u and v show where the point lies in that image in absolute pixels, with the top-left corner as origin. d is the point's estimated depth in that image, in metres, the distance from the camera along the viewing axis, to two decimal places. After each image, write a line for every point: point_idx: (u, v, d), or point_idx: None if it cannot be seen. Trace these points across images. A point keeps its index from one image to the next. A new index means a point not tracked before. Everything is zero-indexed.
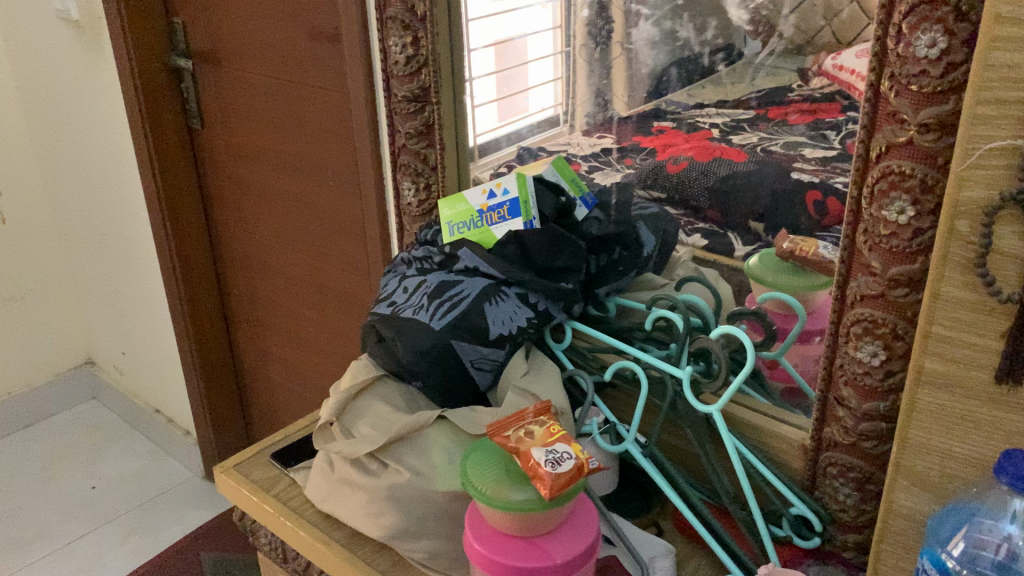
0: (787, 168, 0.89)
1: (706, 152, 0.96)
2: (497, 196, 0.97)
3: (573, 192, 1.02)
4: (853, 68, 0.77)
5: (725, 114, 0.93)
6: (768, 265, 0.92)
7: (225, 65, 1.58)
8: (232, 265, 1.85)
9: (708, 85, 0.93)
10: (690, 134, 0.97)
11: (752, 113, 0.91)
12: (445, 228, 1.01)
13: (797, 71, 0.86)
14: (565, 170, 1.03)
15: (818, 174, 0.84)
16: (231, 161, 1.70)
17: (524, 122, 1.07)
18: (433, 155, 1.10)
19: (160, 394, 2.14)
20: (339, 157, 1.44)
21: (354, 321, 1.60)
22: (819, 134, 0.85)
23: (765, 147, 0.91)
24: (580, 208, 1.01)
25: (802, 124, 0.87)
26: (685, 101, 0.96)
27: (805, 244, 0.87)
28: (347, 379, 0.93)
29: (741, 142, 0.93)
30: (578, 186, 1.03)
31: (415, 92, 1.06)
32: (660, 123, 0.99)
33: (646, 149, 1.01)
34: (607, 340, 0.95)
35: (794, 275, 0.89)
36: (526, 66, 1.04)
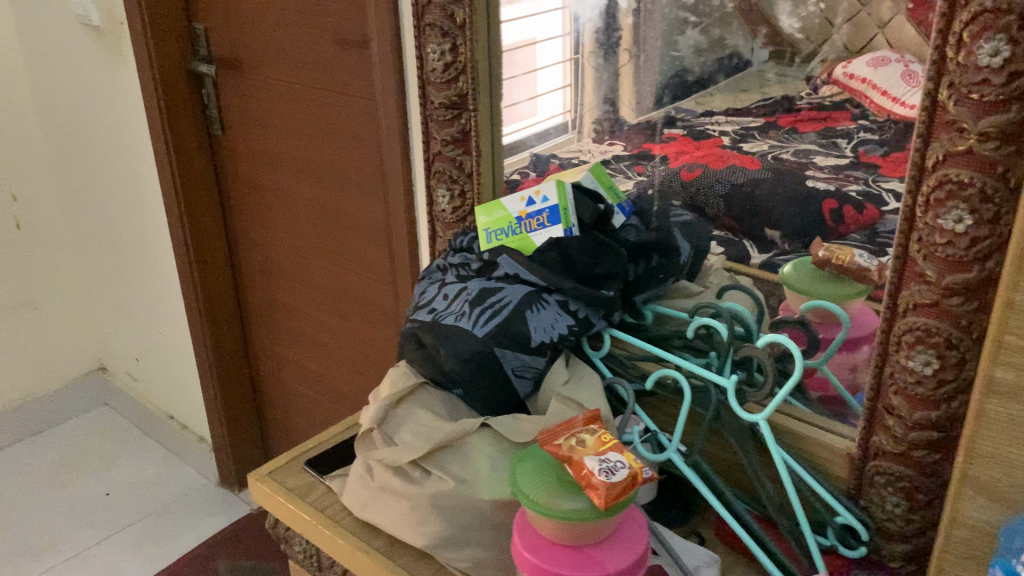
0: (800, 176, 0.89)
1: (720, 160, 0.96)
2: (536, 203, 0.97)
3: (611, 199, 1.01)
4: (866, 77, 0.81)
5: (735, 122, 0.93)
6: (805, 273, 0.90)
7: (248, 71, 1.58)
8: (250, 272, 1.84)
9: (716, 93, 0.93)
10: (700, 141, 0.97)
11: (762, 120, 0.91)
12: (481, 234, 1.00)
13: (804, 80, 0.87)
14: (601, 177, 1.02)
15: (838, 183, 0.86)
16: (252, 167, 1.70)
17: (533, 129, 1.06)
18: (468, 163, 1.09)
19: (174, 401, 2.13)
20: (365, 163, 1.44)
21: (376, 328, 1.60)
22: (829, 142, 0.87)
23: (776, 155, 0.91)
24: (618, 216, 1.01)
25: (812, 132, 0.88)
26: (694, 108, 0.96)
27: (840, 253, 0.87)
28: (386, 386, 0.92)
29: (752, 150, 0.93)
30: (615, 193, 1.02)
31: (452, 99, 1.06)
32: (670, 130, 0.99)
33: (657, 156, 1.01)
34: (648, 348, 0.95)
35: (831, 283, 0.88)
36: (534, 74, 1.04)
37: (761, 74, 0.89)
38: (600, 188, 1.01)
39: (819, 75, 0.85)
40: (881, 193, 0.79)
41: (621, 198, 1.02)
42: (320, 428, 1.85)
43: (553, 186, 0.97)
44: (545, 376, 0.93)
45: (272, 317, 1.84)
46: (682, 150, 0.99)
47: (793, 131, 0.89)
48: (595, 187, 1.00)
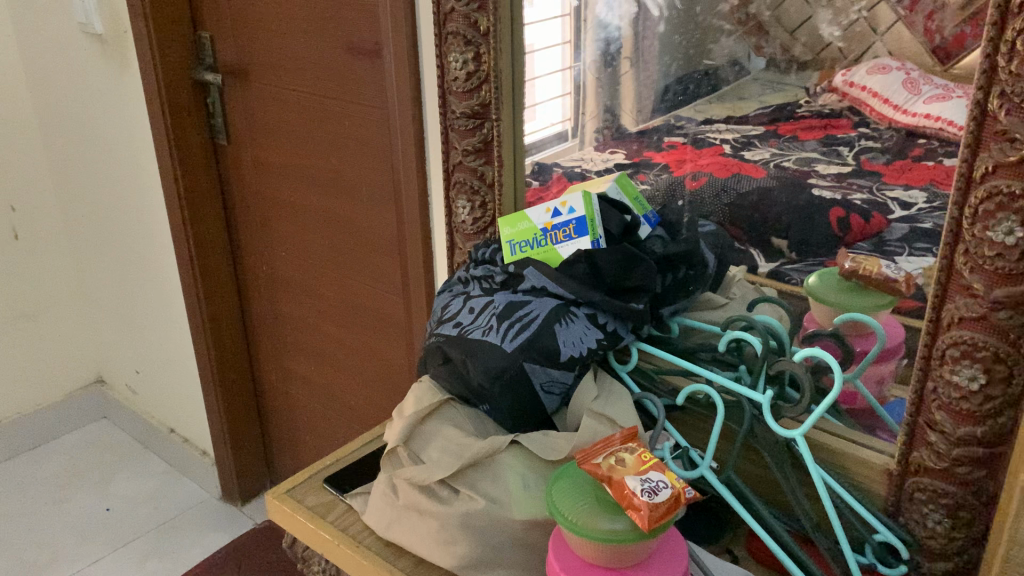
0: (805, 186, 0.91)
1: (724, 169, 0.97)
2: (563, 214, 0.95)
3: (637, 210, 0.99)
4: (867, 85, 0.83)
5: (735, 130, 0.95)
6: (830, 284, 0.90)
7: (255, 80, 1.56)
8: (255, 283, 1.82)
9: (715, 101, 0.94)
10: (701, 150, 0.98)
11: (763, 129, 0.92)
12: (505, 245, 0.98)
13: (803, 88, 0.88)
14: (627, 188, 1.00)
15: (840, 191, 0.88)
16: (258, 177, 1.67)
17: (539, 135, 1.05)
18: (490, 173, 1.08)
19: (176, 414, 2.10)
20: (376, 173, 1.42)
21: (386, 340, 1.57)
22: (831, 149, 0.88)
23: (778, 163, 0.92)
24: (643, 227, 0.98)
25: (813, 140, 0.89)
26: (694, 117, 0.97)
27: (867, 264, 0.87)
28: (412, 403, 0.90)
29: (755, 159, 0.94)
30: (641, 204, 1.00)
31: (474, 109, 1.05)
32: (671, 138, 1.00)
33: (658, 165, 1.02)
34: (678, 362, 0.93)
35: (859, 295, 0.88)
36: (533, 82, 1.02)
37: (761, 80, 0.90)
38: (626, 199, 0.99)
39: (819, 82, 0.86)
40: (886, 202, 0.84)
41: (646, 210, 1.01)
42: (327, 442, 1.83)
43: (579, 196, 0.96)
44: (573, 392, 0.91)
45: (278, 329, 1.82)
46: (688, 159, 0.99)
47: (794, 138, 0.90)
48: (621, 198, 0.98)
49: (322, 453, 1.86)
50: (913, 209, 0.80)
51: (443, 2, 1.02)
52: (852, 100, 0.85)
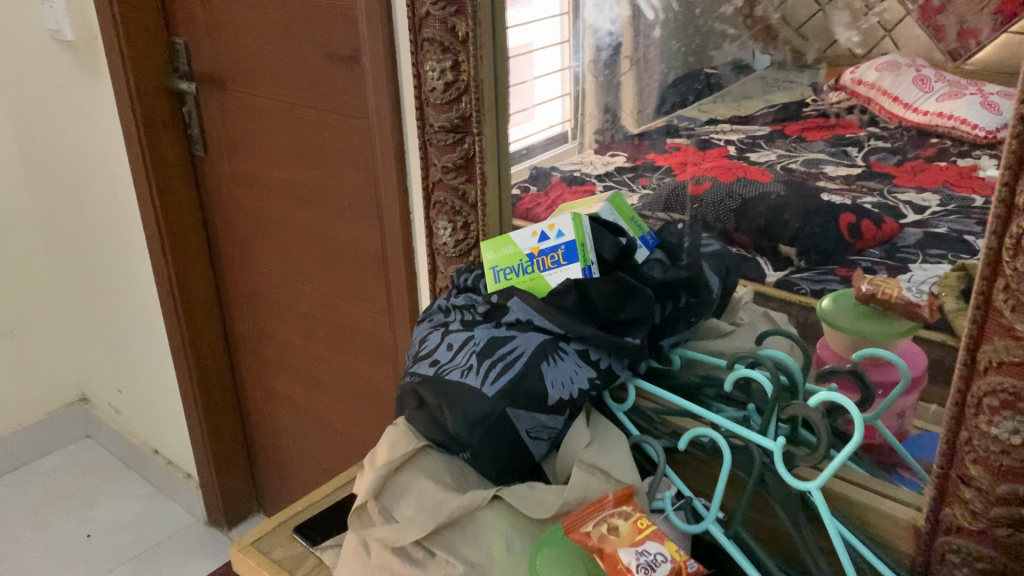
0: (812, 190, 0.81)
1: (729, 173, 0.86)
2: (550, 238, 0.87)
3: (633, 231, 0.91)
4: (876, 83, 0.74)
5: (740, 130, 0.84)
6: (844, 308, 0.80)
7: (231, 88, 1.47)
8: (237, 301, 1.73)
9: (718, 101, 0.85)
10: (706, 152, 0.88)
11: (767, 129, 0.82)
12: (489, 272, 0.89)
13: (809, 86, 0.78)
14: (621, 206, 0.92)
15: (848, 196, 0.79)
16: (237, 190, 1.59)
17: (532, 137, 0.95)
18: (471, 192, 0.98)
19: (159, 435, 2.02)
20: (357, 187, 1.33)
21: (373, 363, 1.49)
22: (839, 150, 0.79)
23: (785, 166, 0.82)
24: (640, 250, 0.90)
25: (820, 140, 0.80)
26: (697, 118, 0.87)
27: (887, 286, 0.77)
28: (384, 451, 0.82)
29: (760, 161, 0.84)
30: (638, 224, 0.92)
31: (454, 122, 0.95)
32: (673, 140, 0.89)
33: (662, 167, 0.91)
34: (679, 401, 0.84)
35: (875, 321, 0.78)
36: (530, 83, 0.93)
37: (764, 78, 0.81)
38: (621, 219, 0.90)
39: (826, 80, 0.77)
40: (898, 206, 0.76)
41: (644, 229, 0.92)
42: (314, 466, 1.74)
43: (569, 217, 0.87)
44: (564, 436, 0.82)
45: (261, 349, 1.73)
46: (690, 160, 0.89)
47: (802, 138, 0.81)
48: (614, 217, 0.90)
49: (309, 477, 1.78)
50: (926, 212, 0.74)
51: (418, 6, 0.93)
52: (860, 98, 0.76)
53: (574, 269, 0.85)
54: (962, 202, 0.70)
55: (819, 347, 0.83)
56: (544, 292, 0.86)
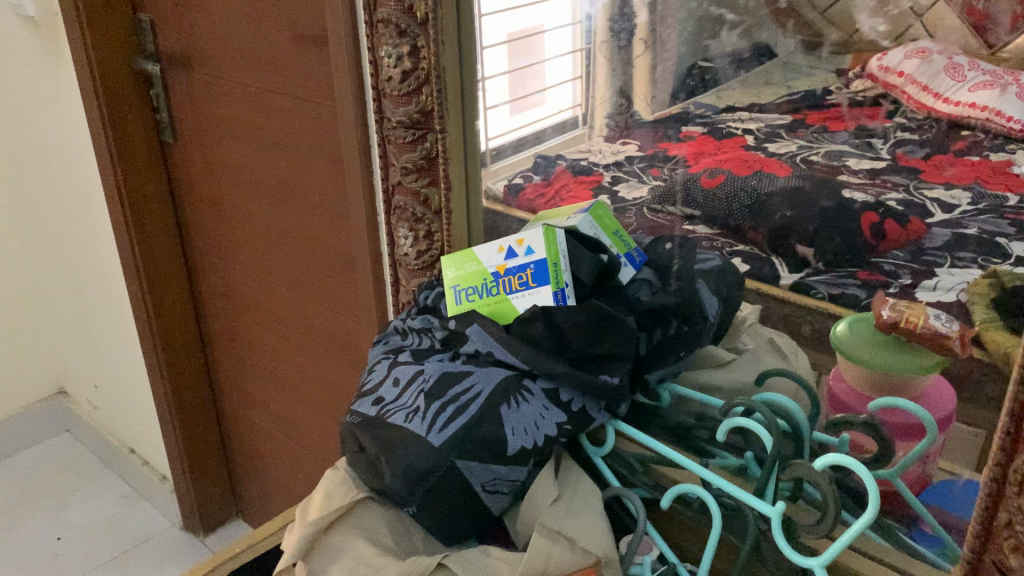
0: (834, 184, 0.71)
1: (744, 166, 0.76)
2: (518, 255, 0.74)
3: (617, 247, 0.78)
4: (905, 71, 0.65)
5: (761, 117, 0.74)
6: (861, 335, 0.68)
7: (197, 70, 1.35)
8: (212, 298, 1.62)
9: (736, 85, 0.74)
10: (723, 141, 0.77)
11: (790, 117, 0.73)
12: (449, 291, 0.78)
13: (835, 72, 0.68)
14: (605, 216, 0.79)
15: (872, 192, 0.69)
16: (207, 180, 1.47)
17: (542, 124, 0.82)
18: (433, 198, 0.85)
19: (136, 434, 1.92)
20: (328, 183, 1.21)
21: (348, 371, 1.37)
22: (865, 141, 0.70)
23: (805, 158, 0.72)
24: (625, 268, 0.79)
25: (846, 131, 0.70)
26: (715, 104, 0.76)
27: (913, 312, 0.64)
28: (318, 505, 0.70)
29: (779, 152, 0.74)
30: (625, 240, 0.79)
31: (413, 117, 0.83)
32: (687, 128, 0.78)
33: (675, 157, 0.79)
34: (663, 449, 0.72)
35: (896, 353, 0.66)
36: (543, 64, 0.79)
37: (789, 62, 0.70)
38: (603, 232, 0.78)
39: (851, 65, 0.67)
40: (926, 203, 0.66)
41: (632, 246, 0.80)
42: (292, 475, 1.64)
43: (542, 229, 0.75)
44: (528, 487, 0.70)
45: (236, 350, 1.62)
46: (700, 150, 0.78)
47: (825, 128, 0.71)
48: (596, 231, 0.77)
49: (287, 486, 1.67)
50: (955, 212, 0.65)
51: None
52: (888, 86, 0.66)
53: (544, 292, 0.73)
54: (994, 200, 0.63)
55: (832, 379, 0.71)
56: (510, 320, 0.74)
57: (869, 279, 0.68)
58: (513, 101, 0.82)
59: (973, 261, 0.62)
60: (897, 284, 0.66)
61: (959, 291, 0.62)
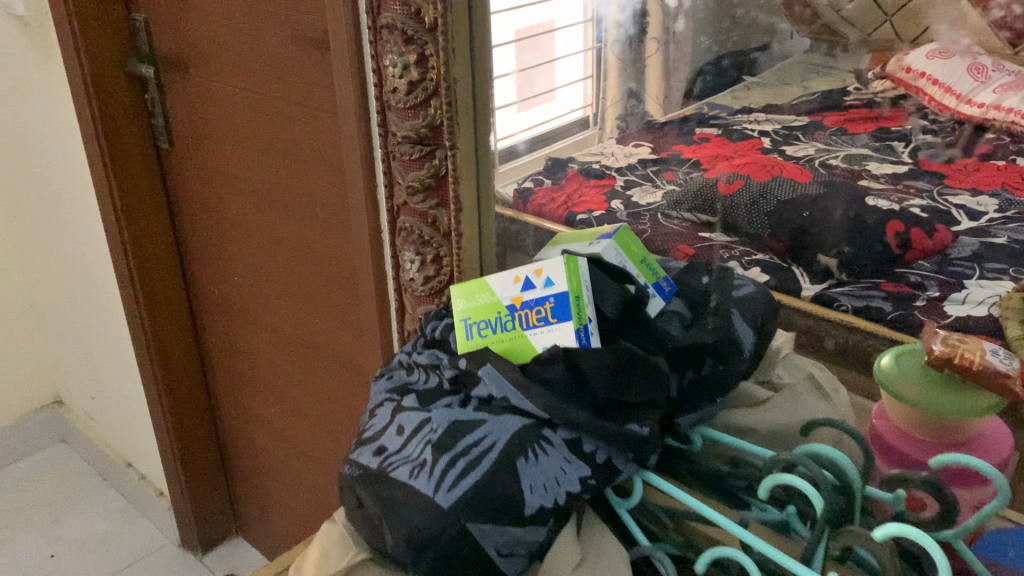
0: (859, 192, 0.86)
1: None
2: (536, 286, 0.67)
3: (646, 276, 0.71)
4: None
5: (776, 120, 0.94)
6: (911, 372, 0.64)
7: (194, 73, 1.27)
8: (210, 310, 1.55)
9: (753, 88, 0.93)
10: (743, 149, 0.91)
11: (807, 120, 0.94)
12: (460, 323, 0.70)
13: (853, 73, 0.92)
14: (631, 242, 0.72)
15: (897, 200, 0.85)
16: (204, 188, 1.40)
17: (550, 126, 0.75)
18: (443, 219, 0.76)
19: (132, 447, 1.85)
20: (331, 195, 1.13)
21: (350, 391, 1.30)
22: (884, 146, 0.92)
23: (823, 158, 0.91)
24: (653, 300, 0.71)
25: (864, 134, 0.93)
26: (730, 106, 0.94)
27: (969, 349, 0.59)
28: (317, 561, 0.65)
29: (795, 150, 0.92)
30: (653, 268, 0.72)
31: (422, 133, 0.73)
32: (703, 130, 0.94)
33: (689, 161, 0.92)
34: (696, 506, 0.65)
35: (946, 392, 0.61)
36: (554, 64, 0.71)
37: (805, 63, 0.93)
38: (631, 260, 0.71)
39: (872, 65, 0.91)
40: (954, 219, 0.78)
41: (662, 274, 0.73)
42: (293, 496, 1.57)
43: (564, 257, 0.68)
44: (547, 547, 0.63)
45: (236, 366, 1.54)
46: None
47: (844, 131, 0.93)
48: (622, 260, 0.70)
49: (287, 506, 1.60)
50: (978, 235, 0.79)
51: None
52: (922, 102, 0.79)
53: (565, 328, 0.65)
54: None
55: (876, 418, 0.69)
56: (527, 359, 0.66)
57: (897, 290, 0.78)
58: (523, 101, 0.73)
59: (1001, 274, 0.77)
60: (925, 296, 0.77)
61: (989, 303, 0.74)
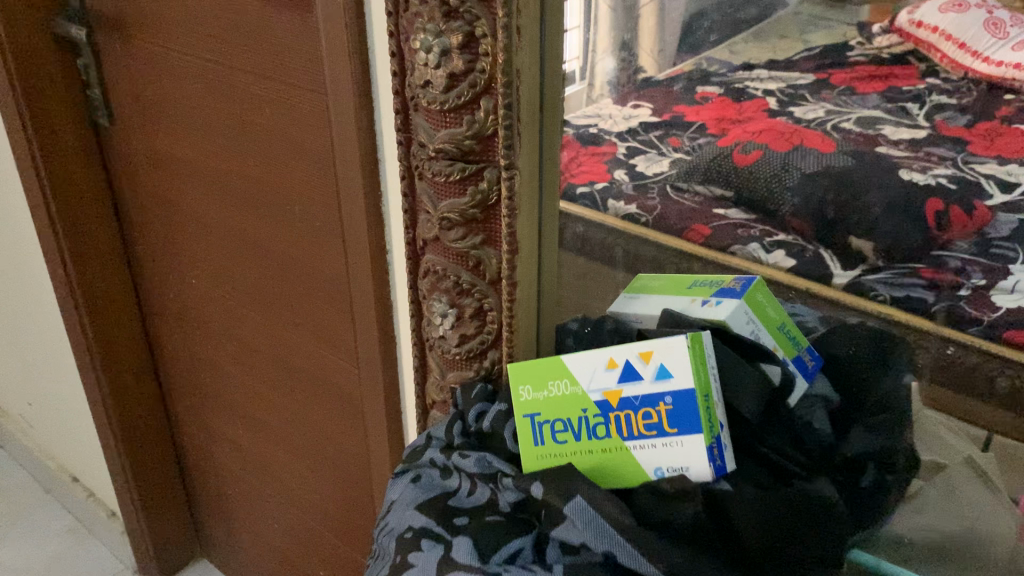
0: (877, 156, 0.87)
1: (778, 138, 0.87)
2: (643, 377, 0.46)
3: (785, 351, 0.52)
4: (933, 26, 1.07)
5: (778, 76, 0.94)
6: None
7: (135, 34, 1.03)
8: (165, 315, 1.32)
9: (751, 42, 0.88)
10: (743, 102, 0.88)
11: (813, 74, 0.99)
12: (525, 419, 0.50)
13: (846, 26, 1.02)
14: (762, 301, 0.52)
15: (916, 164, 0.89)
16: (153, 174, 1.16)
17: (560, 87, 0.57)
18: (491, 265, 0.55)
19: (79, 461, 1.62)
20: (313, 193, 0.90)
21: (335, 419, 1.09)
22: (895, 108, 0.98)
23: (839, 123, 0.93)
24: (798, 383, 0.52)
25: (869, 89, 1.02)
26: (726, 60, 0.84)
27: None
28: None
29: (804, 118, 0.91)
30: (793, 339, 0.53)
31: (466, 147, 0.51)
32: (706, 88, 0.83)
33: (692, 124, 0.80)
34: None
35: None
36: None
37: (806, 17, 0.98)
38: (765, 328, 0.51)
39: (870, 19, 1.03)
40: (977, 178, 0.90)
41: (802, 345, 0.53)
42: (267, 525, 1.36)
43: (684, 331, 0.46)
44: None
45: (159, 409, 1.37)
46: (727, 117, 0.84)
47: (855, 90, 0.99)
48: (753, 329, 0.50)
49: (260, 536, 1.39)
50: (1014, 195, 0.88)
51: None
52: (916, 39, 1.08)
53: (690, 444, 0.45)
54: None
55: None
56: (634, 485, 0.47)
57: (935, 279, 0.74)
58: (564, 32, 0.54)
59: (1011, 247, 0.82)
60: (969, 285, 0.74)
61: None
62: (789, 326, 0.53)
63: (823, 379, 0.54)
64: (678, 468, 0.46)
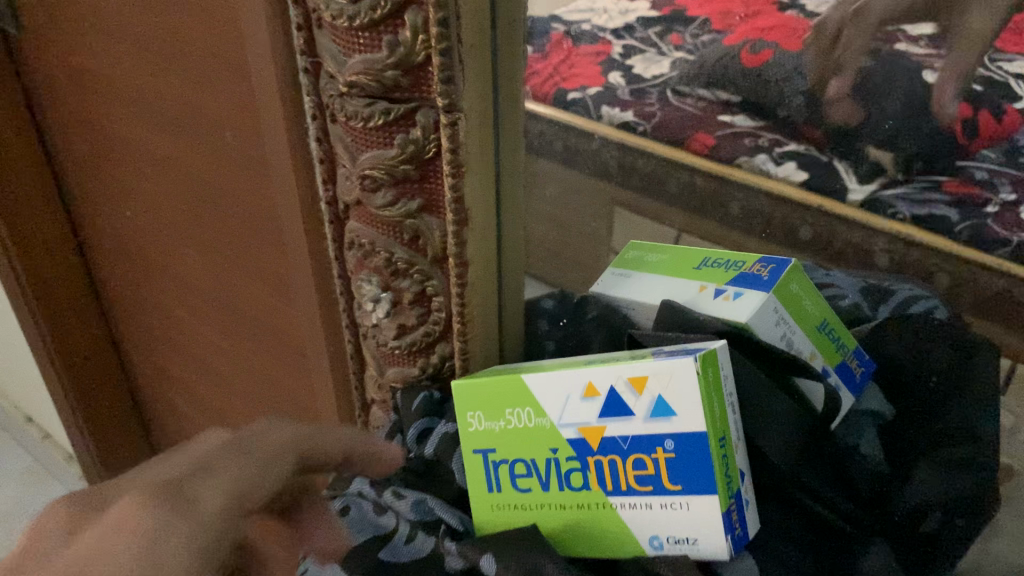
0: None
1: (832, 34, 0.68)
2: (635, 413, 0.34)
3: (827, 359, 0.40)
4: None
5: None
6: None
7: None
8: (100, 250, 1.16)
9: None
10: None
11: None
12: (473, 456, 0.37)
13: None
14: (799, 292, 0.40)
15: None
16: (64, 91, 0.97)
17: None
18: (433, 239, 0.41)
19: (29, 398, 1.51)
20: (216, 122, 0.73)
21: (286, 379, 0.96)
22: None
23: None
24: (844, 399, 0.40)
25: None
26: None
27: None
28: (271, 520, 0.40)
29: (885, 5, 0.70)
30: (837, 341, 0.41)
31: (387, 80, 0.36)
32: None
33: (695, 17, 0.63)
34: None
35: None
36: None
37: None
38: (800, 329, 0.39)
39: None
40: None
41: (849, 346, 0.41)
42: None
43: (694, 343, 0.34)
44: None
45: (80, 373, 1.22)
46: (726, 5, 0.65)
47: None
48: (785, 332, 0.38)
49: None
50: None
51: None
52: None
53: (699, 505, 0.33)
54: None
55: None
56: (626, 556, 0.35)
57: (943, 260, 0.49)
58: None
59: None
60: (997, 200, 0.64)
61: None
62: (834, 323, 0.41)
63: (874, 389, 0.43)
64: (682, 536, 0.34)
